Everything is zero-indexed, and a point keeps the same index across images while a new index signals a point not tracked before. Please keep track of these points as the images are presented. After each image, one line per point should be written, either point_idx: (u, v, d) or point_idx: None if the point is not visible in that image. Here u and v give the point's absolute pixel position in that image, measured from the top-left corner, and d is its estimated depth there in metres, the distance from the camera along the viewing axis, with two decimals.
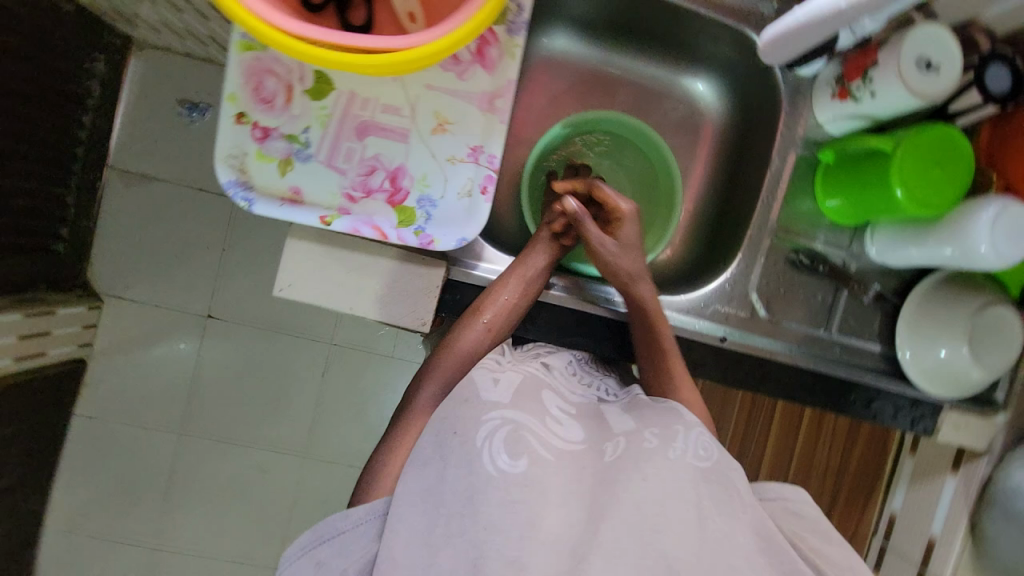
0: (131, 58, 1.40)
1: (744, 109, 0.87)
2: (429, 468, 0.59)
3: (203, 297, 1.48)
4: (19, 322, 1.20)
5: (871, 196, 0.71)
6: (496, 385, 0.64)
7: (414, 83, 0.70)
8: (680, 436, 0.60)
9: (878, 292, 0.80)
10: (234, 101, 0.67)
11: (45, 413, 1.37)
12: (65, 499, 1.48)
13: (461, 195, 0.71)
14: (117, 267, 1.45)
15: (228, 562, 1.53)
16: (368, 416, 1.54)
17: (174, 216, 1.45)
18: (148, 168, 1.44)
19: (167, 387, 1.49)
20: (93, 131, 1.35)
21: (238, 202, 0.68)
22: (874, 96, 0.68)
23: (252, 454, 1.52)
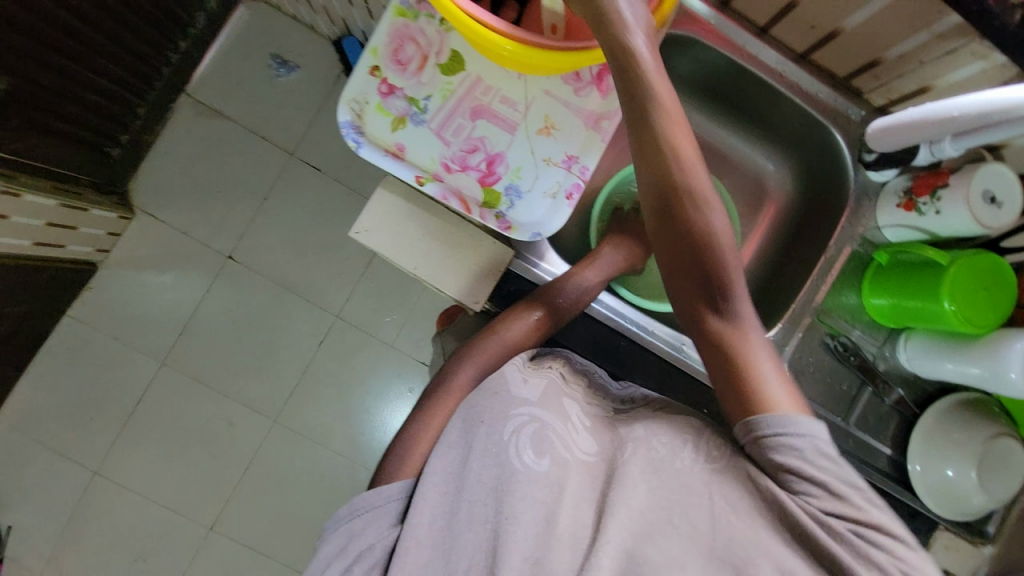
0: (241, 5, 1.49)
1: (808, 198, 0.94)
2: (455, 452, 0.62)
3: (230, 238, 1.51)
4: (50, 211, 1.22)
5: (917, 302, 0.76)
6: (525, 384, 0.66)
7: (534, 85, 0.73)
8: (688, 445, 0.63)
9: (900, 396, 0.84)
10: (374, 54, 0.70)
11: (41, 305, 1.36)
12: (26, 398, 1.44)
13: (546, 195, 0.72)
14: (160, 187, 1.49)
15: (161, 510, 1.47)
16: (351, 397, 1.53)
17: (231, 156, 1.50)
18: (223, 106, 1.50)
19: (167, 314, 1.49)
20: (183, 57, 1.42)
21: (346, 141, 0.69)
22: (938, 213, 0.75)
23: (225, 403, 1.50)
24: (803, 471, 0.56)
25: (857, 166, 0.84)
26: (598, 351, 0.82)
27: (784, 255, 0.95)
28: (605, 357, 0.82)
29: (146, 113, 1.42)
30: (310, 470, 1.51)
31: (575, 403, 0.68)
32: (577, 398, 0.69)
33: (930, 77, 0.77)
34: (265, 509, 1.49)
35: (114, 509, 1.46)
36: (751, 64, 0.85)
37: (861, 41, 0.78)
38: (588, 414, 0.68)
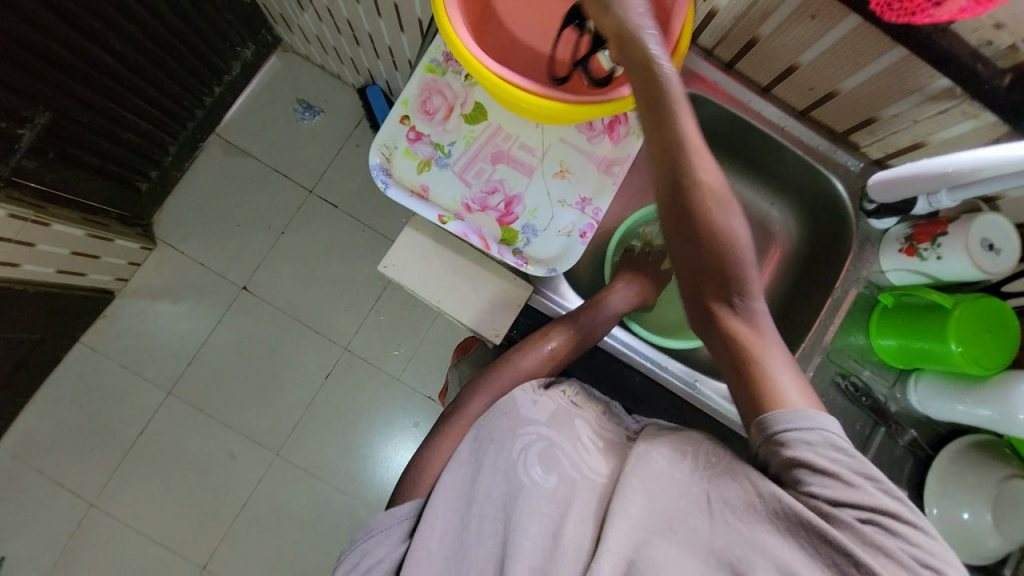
0: (274, 55, 1.59)
1: (814, 242, 0.97)
2: (468, 469, 0.66)
3: (245, 270, 1.55)
4: (77, 239, 1.28)
5: (925, 344, 0.77)
6: (534, 404, 0.69)
7: (551, 133, 0.78)
8: (687, 456, 0.62)
9: (913, 438, 0.83)
10: (405, 105, 0.76)
11: (57, 330, 1.39)
12: (32, 423, 1.45)
13: (560, 234, 0.76)
14: (182, 220, 1.56)
15: (155, 544, 1.44)
16: (354, 430, 1.52)
17: (252, 192, 1.58)
18: (249, 146, 1.58)
19: (178, 343, 1.52)
20: (217, 100, 1.52)
21: (376, 182, 0.74)
22: (940, 259, 0.77)
23: (228, 434, 1.49)
24: (817, 464, 0.53)
25: (858, 214, 0.88)
26: (608, 385, 0.84)
27: (790, 297, 0.98)
28: (615, 391, 0.84)
29: (177, 151, 1.51)
30: (309, 506, 1.48)
31: (586, 424, 0.69)
32: (587, 419, 0.70)
33: (923, 134, 0.81)
34: (261, 546, 1.45)
35: (108, 543, 1.43)
36: (754, 120, 0.91)
37: (858, 101, 0.83)
38: (597, 434, 0.68)
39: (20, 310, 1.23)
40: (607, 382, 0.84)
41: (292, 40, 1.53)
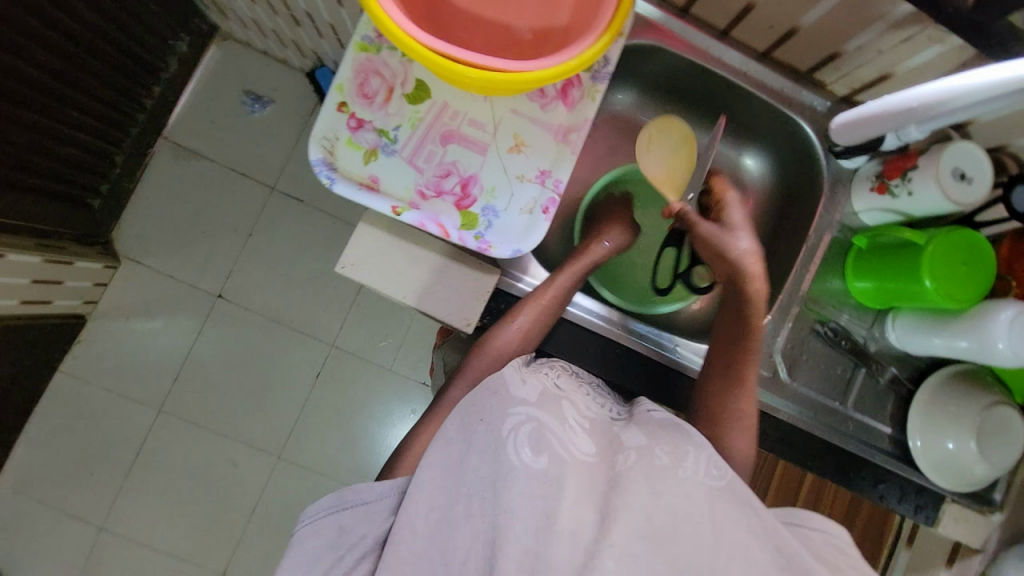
0: (212, 45, 1.49)
1: (784, 187, 0.95)
2: (453, 446, 0.60)
3: (218, 278, 1.50)
4: (36, 267, 1.20)
5: (900, 282, 0.77)
6: (523, 384, 0.64)
7: (501, 105, 0.74)
8: (690, 456, 0.61)
9: (894, 375, 0.84)
10: (340, 90, 0.70)
11: (35, 362, 1.34)
12: (27, 456, 1.42)
13: (522, 212, 0.73)
14: (144, 232, 1.49)
15: (174, 557, 1.45)
16: (353, 424, 1.51)
17: (212, 194, 1.50)
18: (201, 147, 1.50)
19: (162, 360, 1.48)
20: (158, 101, 1.43)
21: (320, 178, 0.69)
22: (910, 195, 0.76)
23: (226, 443, 1.48)
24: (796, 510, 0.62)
25: (827, 156, 0.86)
26: (590, 359, 0.82)
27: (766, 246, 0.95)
28: (596, 363, 0.82)
29: (125, 160, 1.42)
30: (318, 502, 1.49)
31: (573, 407, 0.64)
32: (574, 402, 0.65)
33: (889, 65, 0.77)
34: (276, 547, 1.47)
35: (125, 562, 1.44)
36: (713, 66, 0.87)
37: (819, 37, 0.79)
38: (586, 416, 0.64)
39: None
40: (585, 358, 0.82)
41: (228, 26, 1.43)
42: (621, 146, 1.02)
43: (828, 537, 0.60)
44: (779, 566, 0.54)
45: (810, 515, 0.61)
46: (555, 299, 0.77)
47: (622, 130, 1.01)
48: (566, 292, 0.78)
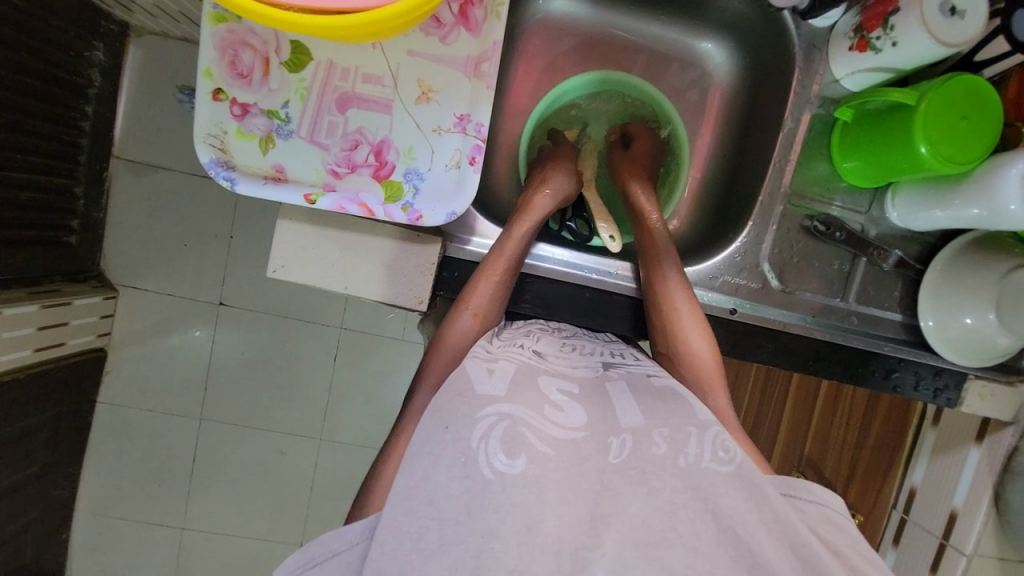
0: (130, 46, 1.16)
1: (755, 68, 0.83)
2: (418, 464, 0.50)
3: (212, 283, 1.25)
4: (35, 315, 1.02)
5: (893, 153, 0.68)
6: (489, 377, 0.56)
7: (394, 50, 0.64)
8: (693, 439, 0.53)
9: (899, 258, 0.75)
10: (209, 76, 0.61)
11: (69, 405, 1.18)
12: (90, 489, 1.28)
13: (448, 167, 0.65)
14: (127, 255, 1.23)
15: (249, 541, 1.33)
16: (383, 401, 1.33)
17: (182, 204, 1.22)
18: (151, 155, 1.21)
19: (185, 370, 1.27)
20: (96, 121, 1.13)
21: (219, 182, 0.62)
22: (896, 46, 0.64)
23: (270, 437, 1.31)
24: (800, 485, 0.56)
25: (794, 19, 0.73)
26: (561, 310, 0.76)
27: (743, 141, 0.85)
28: (566, 313, 0.76)
29: (86, 191, 1.15)
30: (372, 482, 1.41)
31: (552, 379, 0.59)
32: (553, 375, 0.60)
33: None
34: None
35: (214, 557, 1.33)
36: None
37: None
38: (568, 390, 0.58)
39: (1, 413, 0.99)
40: (558, 309, 0.76)
41: (137, 20, 1.09)
42: (566, 57, 0.89)
43: (827, 512, 0.54)
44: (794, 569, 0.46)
45: (806, 486, 0.56)
46: (506, 268, 0.70)
47: (562, 39, 0.89)
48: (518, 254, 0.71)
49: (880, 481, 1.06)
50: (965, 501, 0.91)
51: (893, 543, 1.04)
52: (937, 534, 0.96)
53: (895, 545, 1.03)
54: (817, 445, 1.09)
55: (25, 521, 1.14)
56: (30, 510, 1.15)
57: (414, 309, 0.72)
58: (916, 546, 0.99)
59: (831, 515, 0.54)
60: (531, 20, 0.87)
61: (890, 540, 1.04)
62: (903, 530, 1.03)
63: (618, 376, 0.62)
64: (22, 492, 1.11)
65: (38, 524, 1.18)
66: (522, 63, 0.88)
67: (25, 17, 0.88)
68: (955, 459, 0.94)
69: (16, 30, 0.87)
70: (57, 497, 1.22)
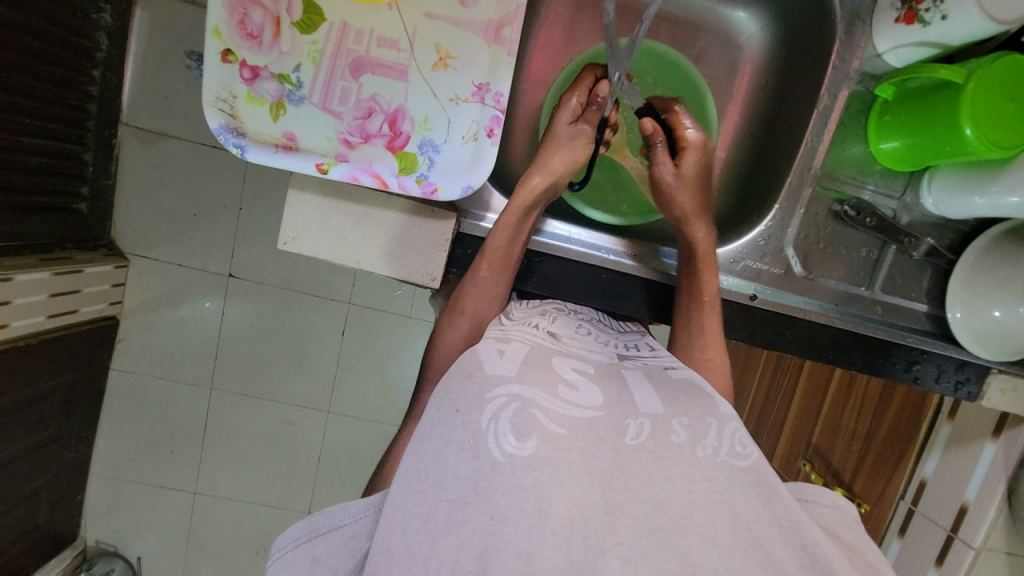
0: (137, 8, 1.13)
1: (790, 41, 0.79)
2: (427, 446, 0.50)
3: (222, 254, 1.24)
4: (48, 282, 1.03)
5: (935, 135, 0.64)
6: (500, 358, 0.56)
7: (411, 12, 0.61)
8: (714, 431, 0.52)
9: (931, 246, 0.72)
10: (218, 36, 0.58)
11: (82, 371, 1.19)
12: (105, 452, 1.31)
13: (465, 140, 0.62)
14: (137, 224, 1.22)
15: (258, 507, 1.35)
16: (390, 375, 1.33)
17: (192, 174, 1.20)
18: (159, 123, 1.18)
19: (197, 340, 1.28)
20: (104, 86, 1.11)
21: (228, 149, 0.60)
22: (945, 20, 0.61)
23: (280, 408, 1.32)
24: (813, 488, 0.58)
25: None
26: (574, 290, 0.74)
27: (772, 119, 0.81)
28: (582, 295, 0.74)
29: (95, 157, 1.14)
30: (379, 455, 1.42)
31: (566, 360, 0.58)
32: (567, 355, 0.59)
33: None
34: None
35: (225, 520, 1.36)
36: None
37: None
38: (582, 369, 0.57)
39: (12, 378, 1.00)
40: (575, 291, 0.74)
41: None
42: (589, 25, 0.85)
43: (840, 514, 0.56)
44: (804, 567, 0.45)
45: (819, 490, 0.57)
46: (504, 261, 0.67)
47: (586, 5, 0.84)
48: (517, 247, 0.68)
49: (889, 470, 1.04)
50: (976, 496, 0.92)
51: (898, 533, 1.04)
52: (945, 526, 0.96)
53: (900, 534, 1.03)
54: (826, 435, 1.07)
55: (41, 481, 1.16)
56: (45, 471, 1.17)
57: (425, 286, 0.70)
58: (922, 537, 1.00)
59: (840, 517, 0.55)
60: None
61: (896, 530, 1.04)
62: (910, 520, 1.02)
63: (634, 365, 0.61)
64: (38, 453, 1.13)
65: (52, 486, 1.20)
66: (543, 30, 0.84)
67: None
68: (969, 454, 0.94)
69: None
70: (72, 460, 1.24)
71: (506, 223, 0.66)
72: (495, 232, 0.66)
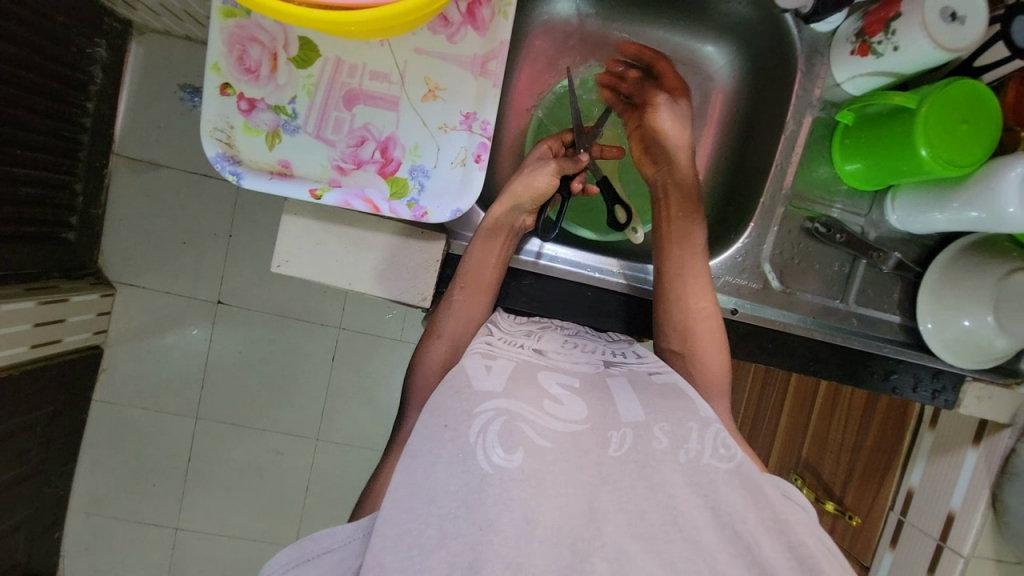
0: (132, 44, 1.16)
1: (756, 72, 0.84)
2: (417, 463, 0.50)
3: (211, 281, 1.25)
4: (32, 311, 1.02)
5: (893, 157, 0.69)
6: (488, 373, 0.56)
7: (402, 48, 0.65)
8: (695, 435, 0.54)
9: (898, 260, 0.76)
10: (218, 71, 0.61)
11: (64, 402, 1.17)
12: (84, 487, 1.27)
13: (454, 165, 0.65)
14: (126, 253, 1.22)
15: (243, 541, 1.32)
16: (379, 400, 1.32)
17: (183, 202, 1.22)
18: (151, 153, 1.20)
19: (183, 368, 1.27)
20: (97, 118, 1.13)
21: (225, 177, 0.62)
22: (896, 50, 0.66)
23: (267, 437, 1.30)
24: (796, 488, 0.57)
25: (797, 23, 0.75)
26: (562, 310, 0.76)
27: (744, 142, 0.86)
28: (570, 311, 0.76)
29: (85, 187, 1.15)
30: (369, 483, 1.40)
31: (552, 374, 0.59)
32: (553, 369, 0.60)
33: None
34: None
35: (209, 556, 1.32)
36: None
37: None
38: (567, 382, 0.58)
39: None
40: (562, 309, 0.76)
41: (140, 18, 1.09)
42: (569, 58, 0.90)
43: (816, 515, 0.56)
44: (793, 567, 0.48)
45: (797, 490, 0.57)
46: (479, 287, 0.70)
47: (566, 40, 0.90)
48: (491, 268, 0.71)
49: (876, 483, 1.05)
50: (962, 503, 0.93)
51: (890, 544, 1.04)
52: (935, 535, 0.97)
53: (892, 545, 1.04)
54: (815, 447, 1.12)
55: (17, 521, 1.12)
56: (22, 509, 1.13)
57: (417, 306, 0.72)
58: (913, 547, 1.00)
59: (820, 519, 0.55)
60: (536, 22, 0.88)
61: (888, 541, 1.04)
62: (900, 531, 1.03)
63: (619, 372, 0.62)
64: (15, 489, 1.10)
65: (28, 525, 1.16)
66: (526, 62, 0.89)
67: (30, 14, 0.88)
68: (953, 460, 0.95)
69: (19, 26, 0.86)
70: (50, 495, 1.21)
71: (481, 249, 0.70)
72: (470, 255, 0.70)
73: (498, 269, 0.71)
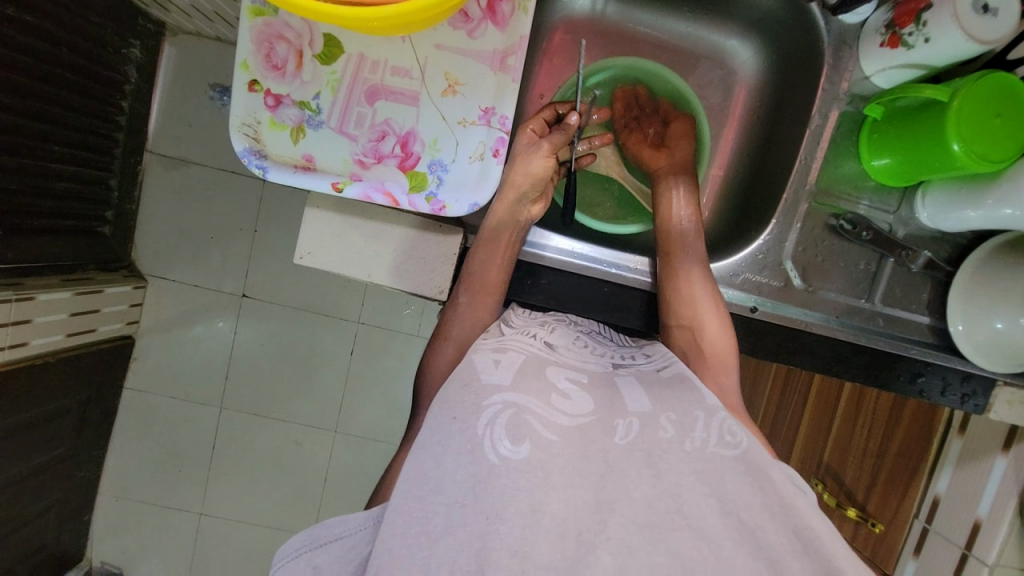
0: (165, 45, 1.21)
1: (781, 66, 0.83)
2: (427, 453, 0.51)
3: (237, 274, 1.29)
4: (69, 302, 1.07)
5: (923, 153, 0.67)
6: (496, 367, 0.56)
7: (423, 44, 0.66)
8: (701, 423, 0.54)
9: (928, 259, 0.74)
10: (246, 68, 0.63)
11: (98, 389, 1.22)
12: (115, 471, 1.33)
13: (472, 160, 0.66)
14: (157, 247, 1.27)
15: (263, 528, 1.35)
16: (396, 394, 1.34)
17: (211, 198, 1.26)
18: (183, 151, 1.25)
19: (207, 359, 1.31)
20: (132, 116, 1.18)
21: (252, 170, 0.64)
22: (928, 42, 0.64)
23: (287, 427, 1.34)
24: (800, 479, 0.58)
25: (824, 15, 0.73)
26: (578, 304, 0.76)
27: (768, 138, 0.84)
28: (586, 307, 0.77)
29: (120, 183, 1.20)
30: None
31: (561, 370, 0.59)
32: (563, 366, 0.59)
33: None
34: None
35: (231, 541, 1.36)
36: None
37: None
38: (574, 376, 0.58)
39: (33, 395, 1.03)
40: (578, 304, 0.77)
41: (174, 20, 1.13)
42: (590, 53, 0.90)
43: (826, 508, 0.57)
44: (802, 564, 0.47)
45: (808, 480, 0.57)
46: (483, 286, 0.70)
47: (587, 35, 0.89)
48: (494, 267, 0.70)
49: (902, 488, 1.02)
50: (989, 510, 0.90)
51: (913, 552, 1.02)
52: (959, 543, 0.94)
53: (914, 552, 1.02)
54: (837, 450, 1.08)
55: (51, 500, 1.18)
56: (55, 490, 1.19)
57: (434, 299, 0.73)
58: (936, 556, 0.98)
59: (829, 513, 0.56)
60: (557, 17, 0.88)
61: (912, 549, 1.02)
62: (924, 539, 1.00)
63: (627, 371, 0.61)
64: (50, 470, 1.15)
65: (62, 505, 1.22)
66: (546, 58, 0.89)
67: (66, 14, 0.91)
68: (981, 468, 0.92)
69: (54, 25, 0.90)
70: (82, 478, 1.26)
71: (482, 247, 0.70)
72: (471, 255, 0.70)
73: (502, 269, 0.71)
